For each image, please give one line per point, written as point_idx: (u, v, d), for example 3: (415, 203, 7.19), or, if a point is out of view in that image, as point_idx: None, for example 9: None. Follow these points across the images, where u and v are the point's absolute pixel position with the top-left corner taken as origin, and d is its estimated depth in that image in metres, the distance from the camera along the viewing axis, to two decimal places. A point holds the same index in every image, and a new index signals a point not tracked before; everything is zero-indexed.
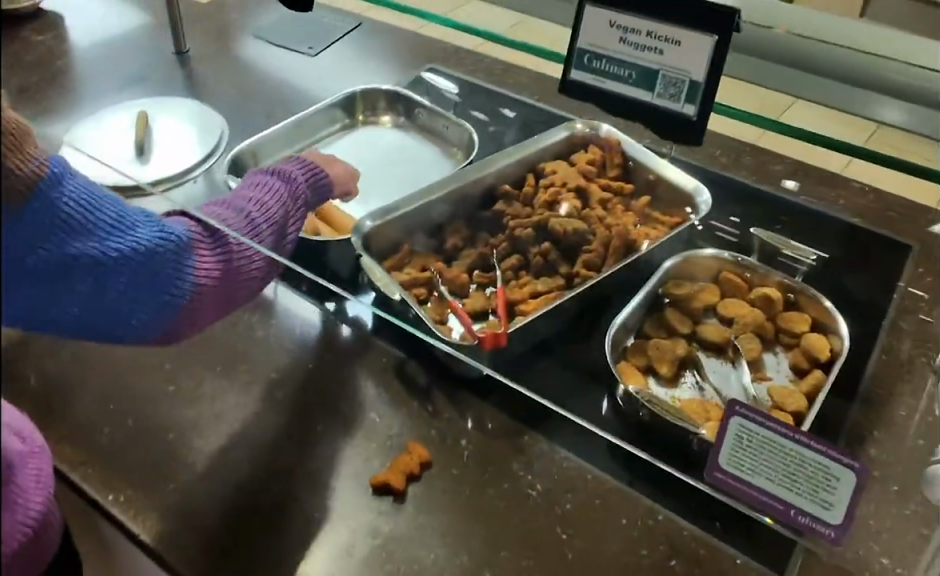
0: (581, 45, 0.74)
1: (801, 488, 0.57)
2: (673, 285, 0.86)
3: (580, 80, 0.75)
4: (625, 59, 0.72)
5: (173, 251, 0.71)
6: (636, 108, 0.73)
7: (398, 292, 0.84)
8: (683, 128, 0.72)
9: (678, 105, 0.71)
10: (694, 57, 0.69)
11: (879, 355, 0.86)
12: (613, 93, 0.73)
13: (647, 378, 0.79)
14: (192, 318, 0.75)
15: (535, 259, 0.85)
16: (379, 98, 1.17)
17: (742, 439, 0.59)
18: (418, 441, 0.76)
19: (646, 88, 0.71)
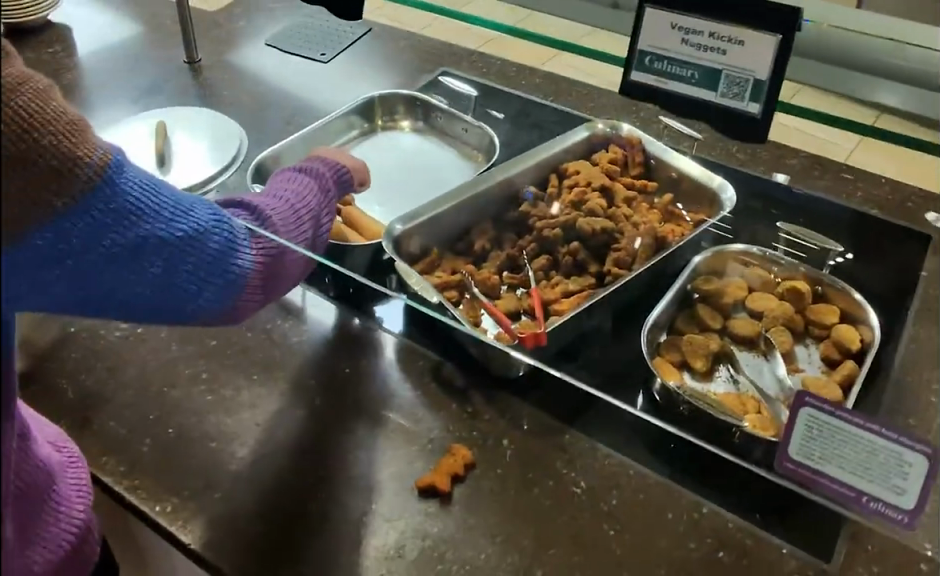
0: (643, 47, 0.75)
1: (874, 476, 0.58)
2: (703, 281, 0.87)
3: (642, 82, 0.76)
4: (687, 60, 0.73)
5: (232, 233, 0.69)
6: (700, 108, 0.74)
7: (434, 295, 0.85)
8: (749, 128, 0.72)
9: (742, 104, 0.72)
10: (758, 57, 0.69)
11: (908, 344, 0.88)
12: (676, 92, 0.75)
13: (682, 373, 0.79)
14: (253, 301, 0.73)
15: (565, 259, 0.87)
16: (398, 103, 1.17)
17: (811, 429, 0.60)
18: (460, 443, 0.77)
19: (709, 88, 0.72)
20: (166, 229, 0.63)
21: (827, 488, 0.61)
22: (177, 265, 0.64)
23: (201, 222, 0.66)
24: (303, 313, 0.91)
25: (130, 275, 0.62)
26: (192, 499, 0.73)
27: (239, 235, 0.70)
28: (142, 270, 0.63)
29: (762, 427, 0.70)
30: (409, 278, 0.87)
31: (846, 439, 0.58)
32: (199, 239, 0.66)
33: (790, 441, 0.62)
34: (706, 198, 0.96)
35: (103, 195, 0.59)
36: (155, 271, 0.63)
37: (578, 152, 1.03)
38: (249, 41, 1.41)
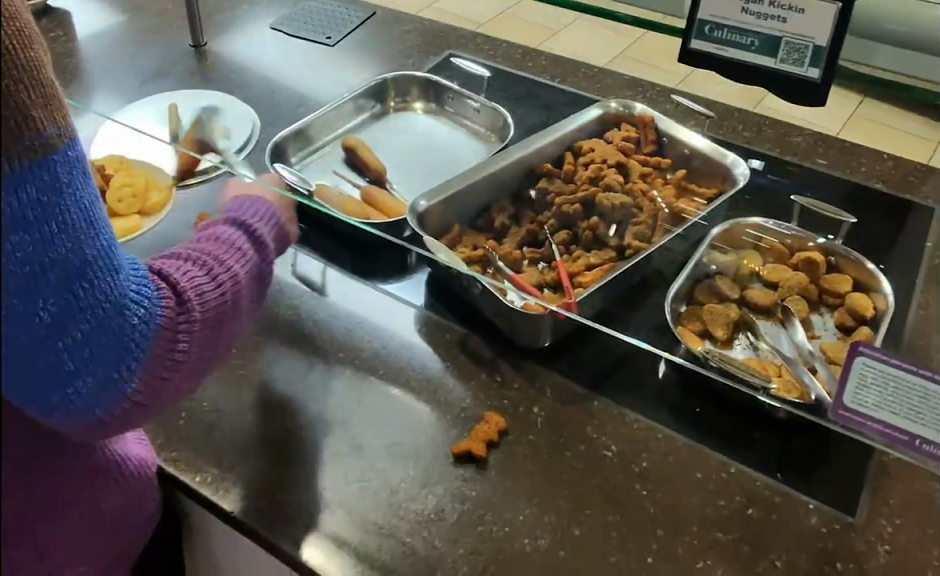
0: (703, 17, 0.77)
1: (928, 421, 0.65)
2: (718, 253, 0.89)
3: (702, 50, 0.79)
4: (747, 28, 0.75)
5: (148, 317, 0.57)
6: (760, 73, 0.76)
7: (462, 268, 0.86)
8: (808, 91, 0.75)
9: (802, 70, 0.74)
10: (818, 24, 0.71)
11: (917, 310, 0.91)
12: (737, 60, 0.77)
13: (703, 342, 0.81)
14: (127, 414, 0.59)
15: (585, 234, 0.89)
16: (411, 85, 1.18)
17: (866, 375, 0.68)
18: (492, 410, 0.79)
19: (768, 55, 0.75)
20: (81, 272, 0.52)
21: (880, 435, 0.66)
22: (71, 321, 0.52)
23: (124, 289, 0.55)
24: (326, 288, 0.92)
25: (11, 312, 0.49)
26: (234, 469, 0.74)
27: (152, 328, 0.57)
28: (29, 307, 0.50)
29: (787, 389, 0.74)
30: (436, 251, 0.87)
31: (901, 384, 0.66)
32: (107, 308, 0.53)
33: (841, 387, 0.69)
34: (719, 173, 0.97)
35: (41, 180, 0.49)
36: (44, 321, 0.50)
37: (590, 132, 1.04)
38: (252, 24, 1.37)
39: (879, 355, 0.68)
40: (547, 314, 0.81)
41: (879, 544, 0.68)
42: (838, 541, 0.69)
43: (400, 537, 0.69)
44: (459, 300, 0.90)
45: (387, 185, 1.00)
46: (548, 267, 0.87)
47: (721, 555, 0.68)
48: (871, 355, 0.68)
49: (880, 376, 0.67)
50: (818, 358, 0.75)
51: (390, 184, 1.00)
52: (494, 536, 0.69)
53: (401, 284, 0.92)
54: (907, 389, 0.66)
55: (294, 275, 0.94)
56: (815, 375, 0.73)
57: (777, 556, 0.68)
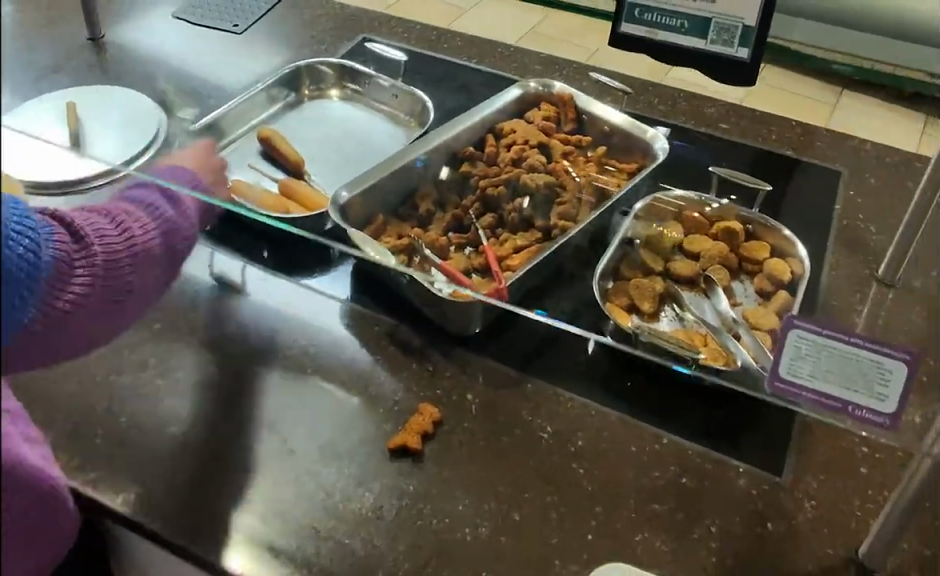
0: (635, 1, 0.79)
1: (859, 386, 0.63)
2: (643, 227, 0.91)
3: (635, 32, 0.80)
4: (676, 12, 0.76)
5: (44, 255, 0.68)
6: (691, 54, 0.78)
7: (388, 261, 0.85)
8: (739, 68, 0.78)
9: (731, 49, 0.76)
10: (743, 6, 0.73)
11: (834, 268, 0.93)
12: (668, 40, 0.78)
13: (631, 317, 0.83)
14: (24, 351, 0.67)
15: (510, 216, 0.90)
16: (326, 72, 1.14)
17: (799, 347, 0.65)
18: (426, 401, 0.77)
19: (699, 36, 0.76)
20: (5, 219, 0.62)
21: (815, 402, 0.65)
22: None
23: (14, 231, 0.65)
24: (247, 287, 0.89)
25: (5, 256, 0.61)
26: (157, 485, 0.71)
27: (50, 263, 0.68)
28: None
29: (714, 357, 0.76)
30: (362, 245, 0.86)
31: (831, 353, 0.63)
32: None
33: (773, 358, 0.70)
34: (638, 148, 0.99)
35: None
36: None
37: (508, 113, 1.04)
38: (150, 12, 1.30)
39: (809, 326, 0.64)
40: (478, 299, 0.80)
41: (805, 500, 0.71)
42: (767, 501, 0.71)
43: (337, 539, 0.67)
44: (386, 290, 0.88)
45: (304, 177, 0.98)
46: (475, 252, 0.87)
47: (658, 526, 0.69)
48: (804, 329, 0.65)
49: (812, 348, 0.64)
50: (741, 325, 0.78)
51: (308, 175, 0.98)
52: (434, 529, 0.68)
53: (326, 277, 0.90)
54: (838, 357, 0.63)
55: (211, 275, 0.90)
56: (739, 342, 0.76)
57: (712, 522, 0.70)
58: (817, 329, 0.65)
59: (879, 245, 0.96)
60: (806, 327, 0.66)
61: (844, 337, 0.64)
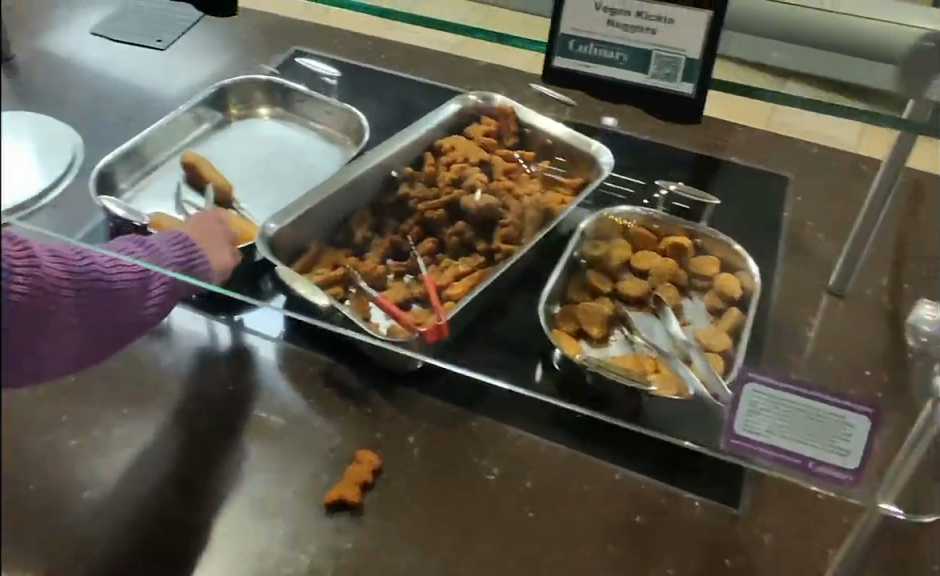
0: (565, 31, 0.65)
1: (818, 440, 0.61)
2: (590, 246, 0.87)
3: (567, 69, 0.66)
4: (613, 41, 0.63)
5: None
6: (629, 93, 0.65)
7: (320, 298, 0.80)
8: (684, 109, 0.65)
9: (674, 84, 0.63)
10: (687, 36, 0.61)
11: (783, 279, 0.90)
12: (602, 78, 0.65)
13: (579, 341, 0.80)
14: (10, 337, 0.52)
15: (452, 241, 0.86)
16: (254, 89, 1.07)
17: (756, 402, 0.64)
18: (365, 447, 0.74)
19: (637, 70, 0.63)
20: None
21: (772, 459, 0.63)
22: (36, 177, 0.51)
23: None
24: (172, 329, 0.84)
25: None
26: (76, 560, 0.67)
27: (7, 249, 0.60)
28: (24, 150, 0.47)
29: (666, 387, 0.72)
30: (292, 282, 0.81)
31: (789, 407, 0.62)
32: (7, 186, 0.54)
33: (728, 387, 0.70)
34: (581, 162, 0.96)
35: None
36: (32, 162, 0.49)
37: (446, 130, 0.99)
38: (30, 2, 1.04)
39: (766, 379, 0.63)
40: (417, 336, 0.77)
41: (762, 532, 0.69)
42: (720, 535, 0.69)
43: None
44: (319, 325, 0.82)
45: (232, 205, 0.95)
46: (415, 280, 0.82)
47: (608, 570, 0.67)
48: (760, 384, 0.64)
49: (769, 402, 0.63)
50: (693, 347, 0.77)
51: (237, 204, 0.94)
52: None
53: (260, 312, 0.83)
54: (796, 410, 0.61)
55: None
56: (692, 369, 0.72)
57: (667, 562, 0.68)
58: (773, 385, 0.64)
59: (825, 250, 0.93)
60: (761, 383, 0.65)
61: (801, 391, 0.63)
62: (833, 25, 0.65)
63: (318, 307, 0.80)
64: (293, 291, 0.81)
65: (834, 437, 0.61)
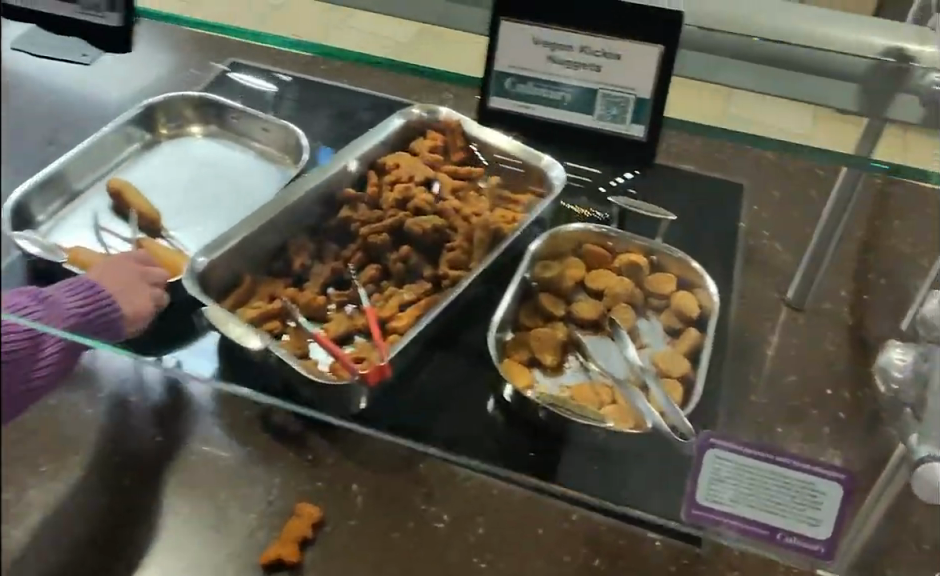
0: (502, 68, 0.56)
1: (785, 510, 0.58)
2: (542, 266, 0.83)
3: (504, 109, 0.57)
4: (555, 79, 0.54)
5: None
6: (575, 137, 0.57)
7: (253, 341, 0.74)
8: (637, 153, 0.57)
9: (623, 127, 0.55)
10: (637, 72, 0.53)
11: (740, 296, 0.87)
12: (544, 121, 0.56)
13: (532, 372, 0.75)
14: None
15: (396, 266, 0.81)
16: (183, 106, 1.00)
17: (719, 469, 0.60)
18: (305, 498, 0.70)
19: (583, 113, 0.55)
20: None
21: (737, 529, 0.60)
22: None
23: None
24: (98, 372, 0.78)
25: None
26: None
27: None
28: None
29: (623, 419, 0.70)
30: (224, 325, 0.76)
31: (755, 476, 0.58)
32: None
33: (685, 418, 0.70)
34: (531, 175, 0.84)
35: None
36: None
37: (389, 144, 0.92)
38: None
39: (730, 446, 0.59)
40: (357, 380, 0.71)
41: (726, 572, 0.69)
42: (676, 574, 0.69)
43: None
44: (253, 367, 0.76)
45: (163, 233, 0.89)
46: (357, 310, 0.78)
47: None
48: (720, 449, 0.60)
49: (733, 470, 0.59)
50: (648, 373, 0.73)
51: (166, 231, 0.89)
52: None
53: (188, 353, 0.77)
54: (763, 480, 0.58)
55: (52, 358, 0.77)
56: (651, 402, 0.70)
57: None
58: (738, 449, 0.60)
59: (784, 263, 0.90)
60: (723, 447, 0.61)
61: (768, 456, 0.59)
62: (795, 50, 0.56)
63: (246, 347, 0.75)
64: (227, 333, 0.76)
65: (803, 505, 0.58)
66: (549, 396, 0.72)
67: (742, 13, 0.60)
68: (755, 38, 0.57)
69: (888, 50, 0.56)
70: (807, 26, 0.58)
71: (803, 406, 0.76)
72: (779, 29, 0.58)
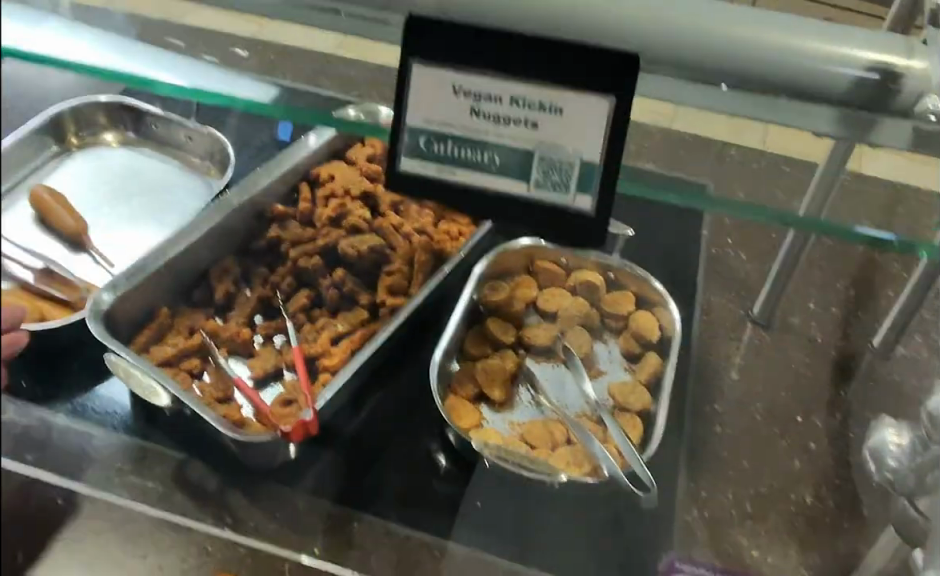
0: (411, 123, 0.43)
1: None
2: (490, 289, 0.76)
3: (415, 174, 0.44)
4: (481, 137, 0.43)
5: None
6: (506, 211, 0.44)
7: (163, 398, 0.66)
8: (582, 235, 0.44)
9: (566, 198, 0.43)
10: (583, 131, 0.41)
11: (702, 315, 0.81)
12: (467, 191, 0.44)
13: (479, 406, 0.69)
14: None
15: (329, 292, 0.74)
16: (96, 111, 0.86)
17: None
18: (223, 567, 0.62)
19: (515, 181, 0.43)
20: None
21: None
22: None
23: None
24: None
25: None
26: None
27: None
28: None
29: (578, 464, 0.64)
30: (128, 376, 0.68)
31: None
32: None
33: (644, 463, 0.65)
34: None
35: None
36: None
37: None
38: None
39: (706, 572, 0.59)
40: (280, 437, 0.63)
41: None
42: None
43: None
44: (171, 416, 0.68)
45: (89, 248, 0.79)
46: (287, 342, 0.72)
47: None
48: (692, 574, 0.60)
49: None
50: (603, 408, 0.68)
51: (92, 248, 0.79)
52: None
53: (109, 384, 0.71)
54: None
55: None
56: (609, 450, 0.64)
57: None
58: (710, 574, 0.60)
59: (751, 277, 0.84)
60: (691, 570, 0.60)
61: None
62: (765, 78, 0.47)
63: (158, 405, 0.67)
64: (131, 385, 0.68)
65: None
66: (497, 447, 0.65)
67: (710, 14, 0.47)
68: (723, 84, 0.48)
69: (876, 62, 0.46)
70: (780, 32, 0.47)
71: (771, 438, 0.71)
72: (754, 49, 0.47)
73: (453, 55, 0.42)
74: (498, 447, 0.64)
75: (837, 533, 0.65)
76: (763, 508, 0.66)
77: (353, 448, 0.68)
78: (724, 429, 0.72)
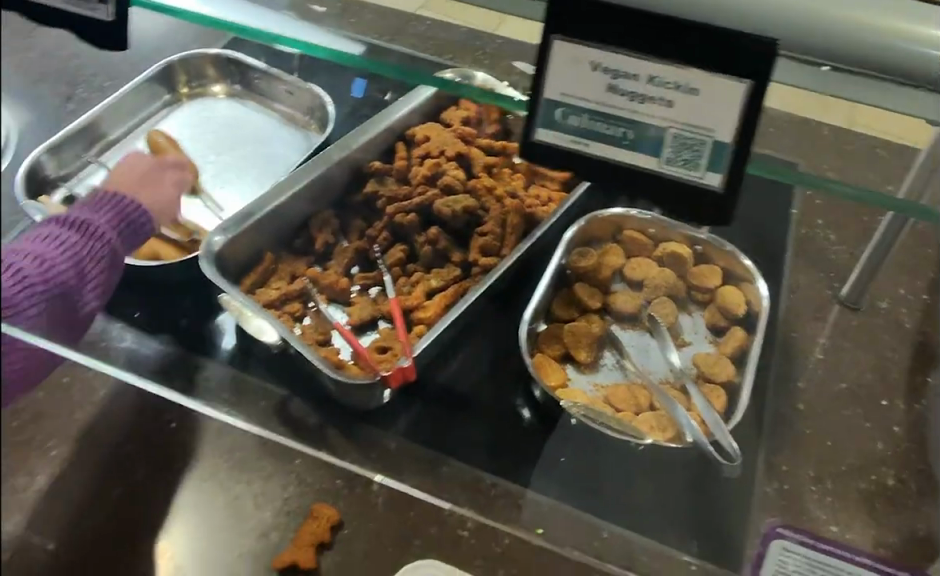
0: (548, 96, 0.45)
1: None
2: (579, 255, 0.77)
3: (548, 144, 0.46)
4: (616, 112, 0.44)
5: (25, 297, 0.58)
6: (635, 183, 0.46)
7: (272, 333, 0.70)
8: (705, 209, 0.45)
9: (696, 174, 0.44)
10: (717, 111, 0.42)
11: (788, 294, 0.81)
12: (599, 162, 0.46)
13: (565, 368, 0.71)
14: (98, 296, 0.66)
15: (423, 249, 0.77)
16: (205, 63, 0.85)
17: (786, 562, 0.62)
18: (321, 500, 0.68)
19: (647, 154, 0.45)
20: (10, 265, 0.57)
21: None
22: None
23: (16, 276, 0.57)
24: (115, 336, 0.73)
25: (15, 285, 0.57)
26: None
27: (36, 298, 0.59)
28: None
29: (662, 429, 0.66)
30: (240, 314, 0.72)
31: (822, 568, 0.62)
32: None
33: (728, 433, 0.67)
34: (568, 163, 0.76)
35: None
36: None
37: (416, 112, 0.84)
38: None
39: (803, 540, 0.63)
40: (378, 381, 0.67)
41: None
42: None
43: None
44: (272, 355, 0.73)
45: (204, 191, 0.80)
46: (382, 294, 0.75)
47: None
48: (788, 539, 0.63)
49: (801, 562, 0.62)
50: (687, 378, 0.69)
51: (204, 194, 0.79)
52: None
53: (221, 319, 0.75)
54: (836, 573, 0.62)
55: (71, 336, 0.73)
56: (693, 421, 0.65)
57: None
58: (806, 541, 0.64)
59: (840, 258, 0.83)
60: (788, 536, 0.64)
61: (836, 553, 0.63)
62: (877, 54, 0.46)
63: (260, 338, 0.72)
64: (241, 320, 0.73)
65: None
66: (584, 407, 0.67)
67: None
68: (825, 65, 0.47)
69: None
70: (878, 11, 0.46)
71: (851, 419, 0.72)
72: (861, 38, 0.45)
73: (592, 31, 0.43)
74: (585, 411, 0.67)
75: (917, 517, 0.65)
76: (844, 487, 0.67)
77: (442, 398, 0.71)
78: (805, 408, 0.72)
